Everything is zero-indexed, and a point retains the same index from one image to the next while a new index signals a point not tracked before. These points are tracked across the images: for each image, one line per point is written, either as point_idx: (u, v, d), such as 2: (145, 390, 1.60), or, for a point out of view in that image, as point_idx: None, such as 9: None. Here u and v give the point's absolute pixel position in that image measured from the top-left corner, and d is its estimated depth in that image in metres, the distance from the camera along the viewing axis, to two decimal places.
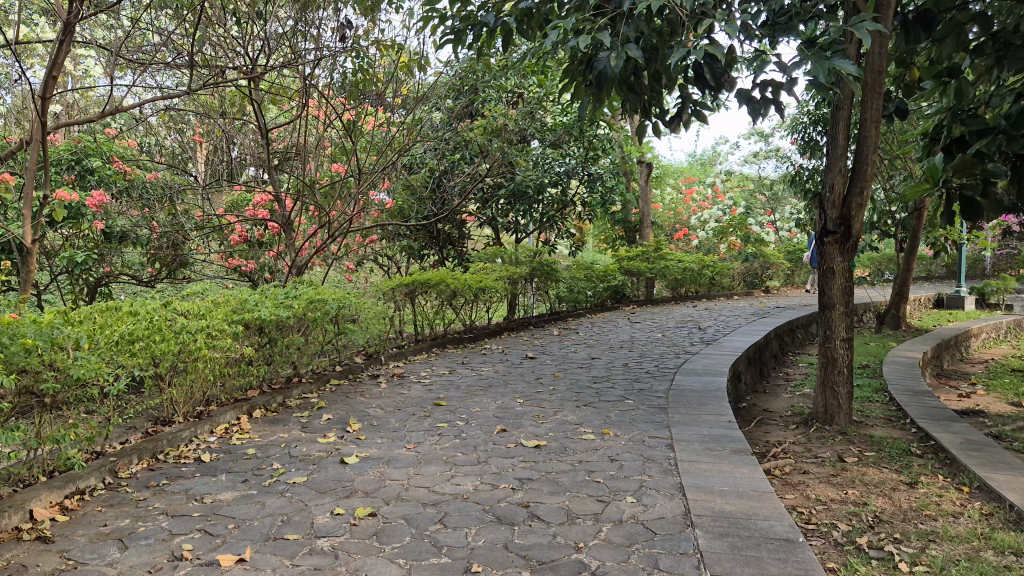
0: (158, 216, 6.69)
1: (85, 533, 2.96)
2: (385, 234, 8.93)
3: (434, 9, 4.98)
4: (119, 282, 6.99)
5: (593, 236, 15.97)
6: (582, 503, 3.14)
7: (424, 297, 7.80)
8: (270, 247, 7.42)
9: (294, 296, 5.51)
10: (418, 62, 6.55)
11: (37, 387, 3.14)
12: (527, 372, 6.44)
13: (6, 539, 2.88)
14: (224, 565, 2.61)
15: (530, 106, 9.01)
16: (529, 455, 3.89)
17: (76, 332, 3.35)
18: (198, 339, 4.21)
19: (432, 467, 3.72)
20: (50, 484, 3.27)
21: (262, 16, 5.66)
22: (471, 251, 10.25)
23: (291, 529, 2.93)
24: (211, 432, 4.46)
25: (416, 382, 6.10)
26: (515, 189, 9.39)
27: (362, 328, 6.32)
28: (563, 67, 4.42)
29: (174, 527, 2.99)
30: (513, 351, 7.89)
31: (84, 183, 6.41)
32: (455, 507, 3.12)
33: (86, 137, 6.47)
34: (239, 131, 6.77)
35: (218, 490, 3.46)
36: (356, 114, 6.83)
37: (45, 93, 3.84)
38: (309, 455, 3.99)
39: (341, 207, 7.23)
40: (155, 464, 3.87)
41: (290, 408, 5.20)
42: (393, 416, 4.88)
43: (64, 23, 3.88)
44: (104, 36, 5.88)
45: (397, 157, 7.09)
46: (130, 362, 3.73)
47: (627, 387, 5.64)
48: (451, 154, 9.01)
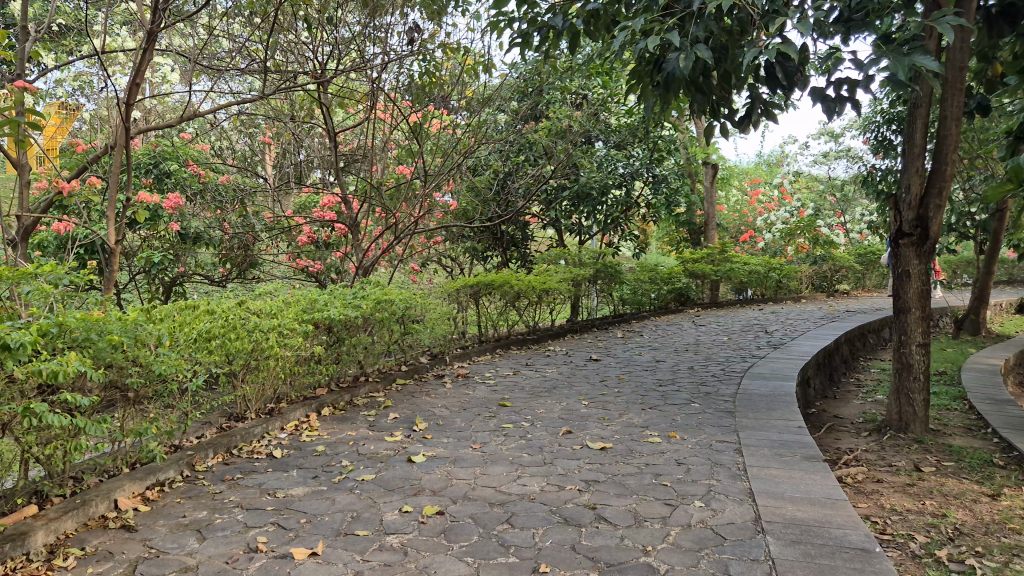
0: (230, 217, 6.89)
1: (166, 523, 3.07)
2: (450, 237, 9.04)
3: (502, 14, 5.01)
4: (193, 281, 7.18)
5: (657, 238, 15.85)
6: (649, 506, 3.12)
7: (488, 298, 7.86)
8: (337, 248, 7.51)
9: (362, 296, 5.62)
10: (484, 65, 6.58)
11: (122, 381, 3.28)
12: (592, 374, 6.43)
13: (93, 527, 3.01)
14: (298, 558, 2.67)
15: (596, 108, 9.00)
16: (594, 457, 3.88)
17: (158, 329, 3.48)
18: (271, 337, 4.30)
19: (498, 467, 3.74)
20: (132, 475, 3.40)
21: (332, 22, 5.79)
22: (534, 253, 10.28)
23: (361, 525, 2.98)
24: (282, 429, 4.57)
25: (480, 383, 6.15)
26: (580, 191, 9.38)
27: (428, 328, 6.40)
28: (631, 69, 4.39)
29: (249, 520, 3.07)
30: (577, 352, 7.89)
31: (161, 186, 6.69)
32: (522, 507, 3.13)
33: (163, 143, 6.71)
34: (306, 134, 6.94)
35: (290, 484, 3.55)
36: (423, 116, 6.90)
37: (128, 100, 3.99)
38: (376, 453, 4.06)
39: (407, 209, 7.35)
40: (229, 459, 3.99)
41: (357, 407, 5.29)
42: (459, 416, 4.92)
43: (147, 32, 4.01)
44: (182, 43, 6.08)
45: (463, 159, 7.14)
46: (207, 359, 3.86)
47: (692, 391, 5.58)
48: (515, 156, 9.05)
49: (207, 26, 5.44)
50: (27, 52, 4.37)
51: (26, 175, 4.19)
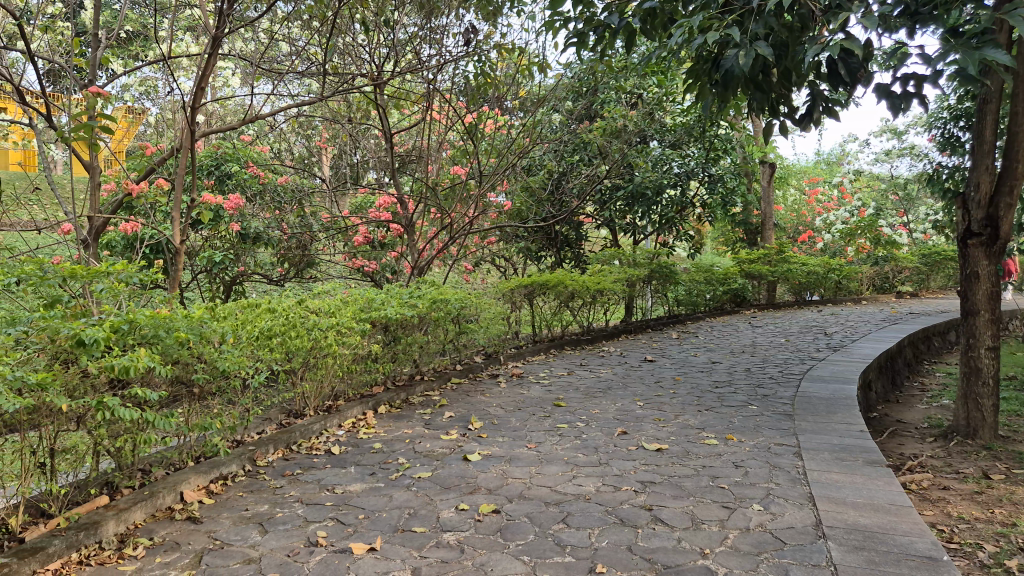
0: (288, 217, 7.04)
1: (229, 515, 3.15)
2: (504, 237, 9.07)
3: (558, 15, 5.01)
4: (252, 281, 7.33)
5: (712, 238, 15.67)
6: (706, 508, 3.09)
7: (542, 298, 7.88)
8: (392, 249, 7.54)
9: (418, 296, 5.67)
10: (539, 65, 6.58)
11: (188, 377, 3.38)
12: (647, 375, 6.39)
13: (161, 518, 3.11)
14: (357, 553, 2.72)
15: (651, 107, 8.94)
16: (650, 458, 3.86)
17: (222, 327, 3.57)
18: (330, 336, 4.36)
19: (553, 467, 3.75)
20: (197, 469, 3.50)
21: (388, 24, 5.84)
22: (588, 253, 10.26)
23: (418, 522, 3.02)
24: (339, 426, 4.65)
25: (535, 383, 6.16)
26: (634, 190, 9.32)
27: (482, 328, 6.44)
28: (688, 68, 4.34)
29: (309, 515, 3.13)
30: (632, 353, 7.85)
31: (223, 187, 6.90)
32: (578, 507, 3.13)
33: (225, 143, 6.94)
34: (363, 135, 7.04)
35: (348, 481, 3.60)
36: (478, 117, 6.94)
37: (194, 104, 4.09)
38: (433, 451, 4.10)
39: (462, 209, 7.40)
40: (289, 454, 4.07)
41: (413, 405, 5.35)
42: (513, 415, 4.94)
43: (212, 37, 4.11)
44: (244, 47, 6.22)
45: (517, 159, 7.16)
46: (269, 357, 3.95)
47: (749, 393, 5.50)
48: (569, 156, 9.04)
49: (266, 31, 5.55)
50: (98, 58, 4.53)
51: (98, 177, 4.33)
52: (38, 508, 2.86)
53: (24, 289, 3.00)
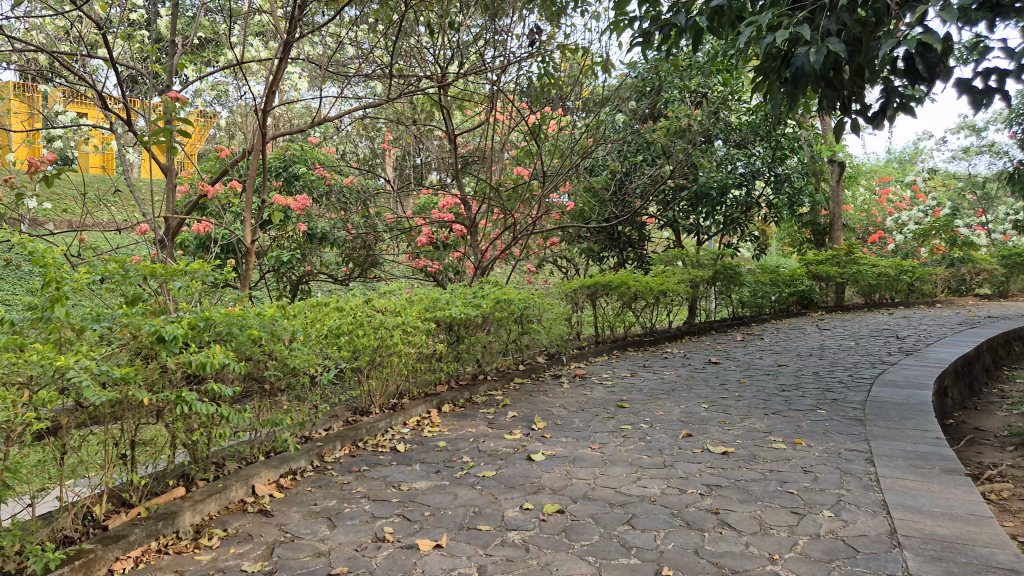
0: (353, 218, 7.17)
1: (299, 509, 3.22)
2: (567, 237, 9.06)
3: (624, 14, 4.98)
4: (318, 280, 7.48)
5: (779, 239, 15.37)
6: (775, 513, 3.04)
7: (605, 299, 7.85)
8: (455, 249, 7.57)
9: (482, 296, 5.71)
10: (603, 65, 6.55)
11: (260, 373, 3.48)
12: (712, 377, 6.31)
13: (234, 510, 3.20)
14: (423, 549, 2.75)
15: (716, 106, 8.82)
16: (716, 462, 3.81)
17: (293, 325, 3.65)
18: (396, 335, 4.42)
19: (618, 468, 3.73)
20: (268, 463, 3.59)
21: (453, 26, 5.89)
22: (651, 254, 10.17)
23: (483, 521, 3.04)
24: (404, 424, 4.71)
25: (597, 384, 6.14)
26: (699, 190, 9.20)
27: (545, 329, 6.44)
28: (756, 66, 4.27)
29: (376, 510, 3.18)
30: (696, 354, 7.76)
31: (291, 188, 7.05)
32: (643, 509, 3.11)
33: (293, 145, 7.07)
34: (427, 137, 7.12)
35: (414, 478, 3.64)
36: (541, 117, 6.95)
37: (266, 107, 4.20)
38: (497, 450, 4.12)
39: (524, 210, 7.42)
40: (355, 451, 4.14)
41: (476, 404, 5.39)
42: (577, 416, 4.93)
43: (284, 41, 4.20)
44: (312, 52, 6.35)
45: (580, 160, 7.15)
46: (336, 355, 4.03)
47: (818, 397, 5.39)
48: (632, 157, 8.98)
49: (334, 35, 5.66)
50: (175, 64, 4.68)
51: (174, 179, 4.47)
52: (119, 497, 2.97)
53: (107, 287, 3.12)
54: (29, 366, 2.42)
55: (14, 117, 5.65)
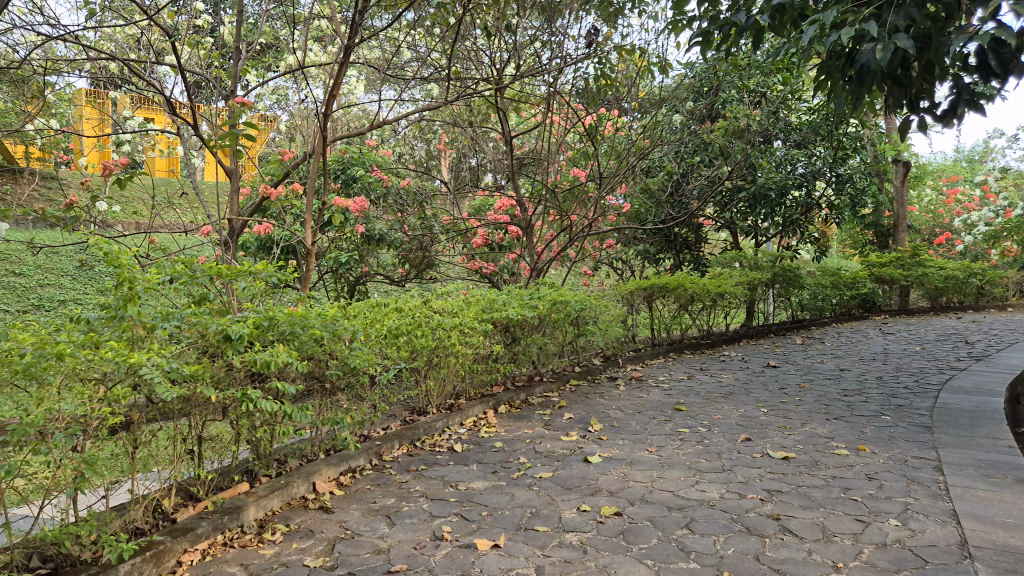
0: (410, 219, 7.23)
1: (358, 507, 3.27)
2: (622, 238, 9.01)
3: (683, 13, 4.94)
4: (375, 281, 7.57)
5: (840, 241, 15.05)
6: (839, 520, 2.98)
7: (661, 301, 7.80)
8: (510, 251, 7.61)
9: (539, 296, 5.72)
10: (660, 66, 6.48)
11: (322, 372, 3.54)
12: (771, 381, 6.21)
13: (296, 506, 3.27)
14: (481, 549, 2.77)
15: (775, 105, 8.68)
16: (776, 467, 3.75)
17: (353, 324, 3.70)
18: (454, 336, 4.44)
19: (676, 471, 3.70)
20: (328, 460, 3.65)
21: (509, 29, 5.92)
22: (708, 256, 10.06)
23: (541, 522, 3.04)
24: (461, 424, 4.74)
25: (653, 386, 6.09)
26: (757, 191, 9.06)
27: (601, 330, 6.43)
28: (819, 64, 4.19)
29: (434, 510, 3.21)
30: (754, 358, 7.65)
31: (349, 190, 7.16)
32: (702, 513, 3.08)
33: (351, 148, 7.13)
34: (483, 139, 7.16)
35: (471, 478, 3.67)
36: (598, 118, 6.93)
37: (327, 109, 4.26)
38: (553, 451, 4.12)
39: (581, 211, 7.40)
40: (413, 450, 4.18)
41: (532, 405, 5.40)
42: (634, 418, 4.91)
43: (345, 44, 4.25)
44: (372, 57, 6.44)
45: (637, 161, 7.09)
46: (396, 355, 4.08)
47: (883, 402, 5.26)
48: (689, 157, 8.89)
49: (393, 39, 5.73)
50: (239, 70, 4.79)
51: (237, 182, 4.56)
52: (187, 490, 3.06)
53: (175, 287, 3.21)
54: (104, 362, 2.50)
55: (89, 122, 6.17)
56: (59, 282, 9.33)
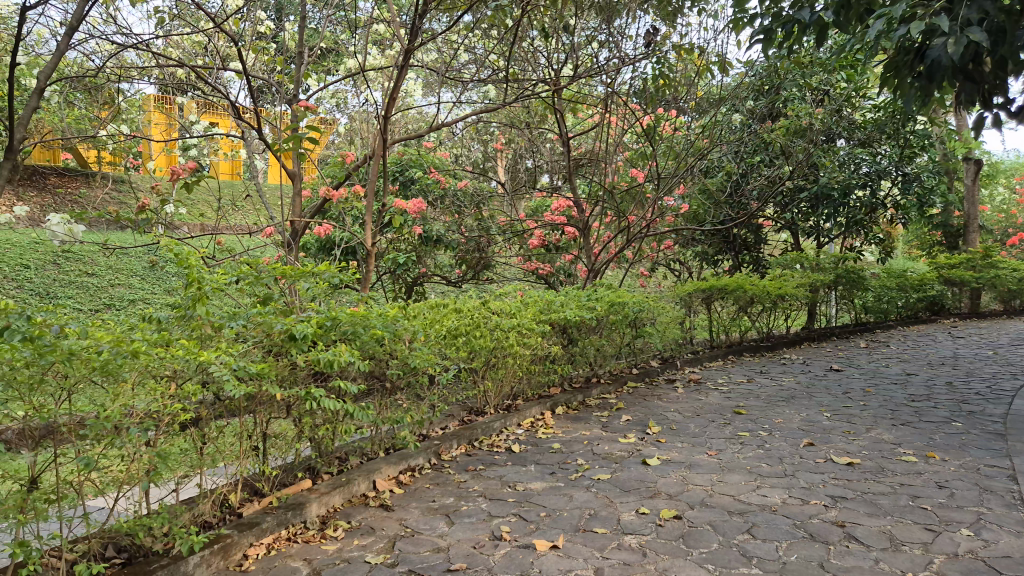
0: (467, 220, 7.26)
1: (418, 506, 3.31)
2: (681, 240, 8.91)
3: (744, 11, 4.86)
4: (432, 282, 7.63)
5: (907, 241, 14.64)
6: (907, 529, 2.90)
7: (720, 303, 7.69)
8: (567, 252, 7.62)
9: (596, 298, 5.69)
10: (719, 65, 6.39)
11: (383, 372, 3.60)
12: (835, 385, 6.07)
13: (357, 503, 3.33)
14: (540, 549, 2.77)
15: (838, 104, 8.48)
16: (841, 473, 3.67)
17: (413, 325, 3.74)
18: (512, 337, 4.46)
19: (736, 475, 3.65)
20: (388, 459, 3.71)
21: (567, 30, 5.91)
22: (768, 257, 9.89)
23: (599, 523, 3.03)
24: (519, 425, 4.76)
25: (712, 389, 6.01)
26: (819, 191, 8.89)
27: (659, 332, 6.37)
28: (886, 61, 4.11)
29: (493, 510, 3.23)
30: (816, 361, 7.48)
31: (408, 191, 7.23)
32: (763, 518, 3.03)
33: (409, 150, 7.25)
34: (540, 140, 7.17)
35: (529, 479, 3.68)
36: (655, 118, 6.87)
37: (387, 112, 4.30)
38: (611, 453, 4.11)
39: (638, 212, 7.35)
40: (472, 450, 4.22)
41: (589, 407, 5.39)
42: (692, 421, 4.86)
43: (405, 48, 4.29)
44: (430, 60, 6.50)
45: (696, 161, 7.00)
46: (454, 355, 4.11)
47: (953, 408, 5.10)
48: (749, 157, 8.75)
49: (452, 42, 5.77)
50: (302, 74, 4.88)
51: (300, 184, 4.64)
52: (253, 486, 3.14)
53: (242, 287, 3.28)
54: (175, 360, 2.57)
55: (157, 128, 6.30)
56: (129, 282, 9.63)
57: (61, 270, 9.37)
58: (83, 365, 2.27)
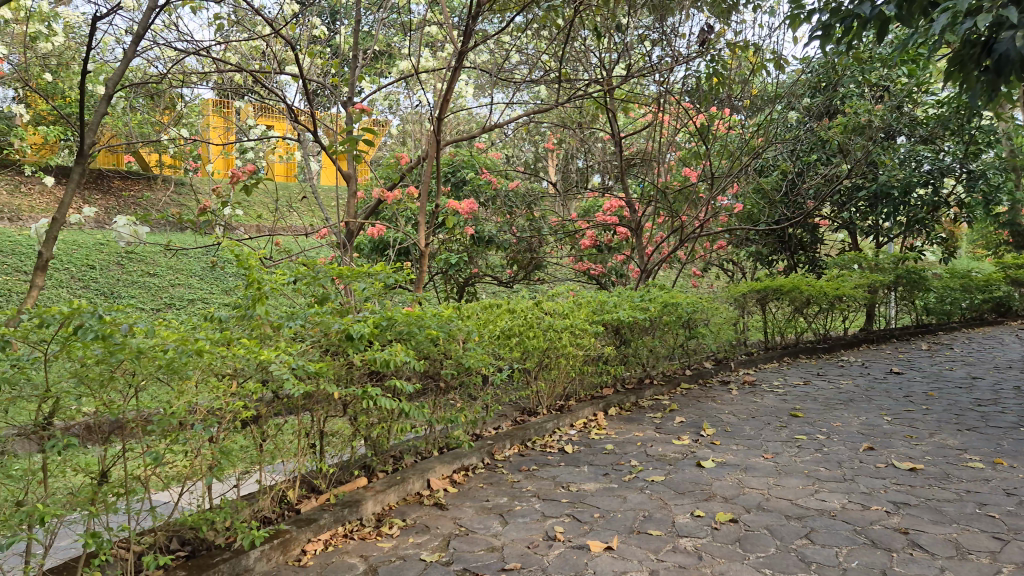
0: (519, 221, 7.27)
1: (472, 505, 3.33)
2: (735, 240, 8.80)
3: (802, 7, 4.76)
4: (484, 282, 7.66)
5: (971, 240, 14.21)
6: (974, 537, 2.82)
7: (776, 304, 7.57)
8: (619, 252, 7.58)
9: (649, 298, 5.65)
10: (775, 62, 6.28)
11: (437, 372, 3.63)
12: (895, 389, 5.93)
13: (411, 501, 3.36)
14: (594, 550, 2.77)
15: (899, 100, 8.27)
16: (903, 478, 3.58)
17: (468, 325, 3.76)
18: (565, 337, 4.46)
19: (794, 479, 3.59)
20: (442, 458, 3.74)
21: (620, 30, 5.88)
22: (826, 258, 9.70)
23: (653, 525, 3.02)
24: (571, 425, 4.76)
25: (768, 391, 5.92)
26: (879, 190, 8.68)
27: (713, 333, 6.30)
28: (950, 56, 3.99)
29: (547, 510, 3.23)
30: (875, 364, 7.32)
31: (459, 192, 7.27)
32: (822, 524, 2.98)
33: (462, 151, 7.28)
34: (591, 140, 7.15)
35: (583, 479, 3.68)
36: (709, 117, 6.79)
37: (442, 112, 4.33)
38: (665, 455, 4.08)
39: (691, 212, 7.28)
40: (524, 450, 4.23)
41: (642, 408, 5.36)
42: (747, 423, 4.80)
43: (459, 51, 4.30)
44: (482, 62, 6.52)
45: (751, 160, 6.90)
46: (508, 355, 4.13)
47: (1021, 414, 4.93)
48: (806, 155, 8.60)
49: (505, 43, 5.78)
50: (356, 78, 4.94)
51: (354, 186, 4.70)
52: (310, 483, 3.20)
53: (299, 287, 3.33)
54: (237, 358, 2.61)
55: (215, 131, 6.45)
56: (188, 282, 9.86)
57: (124, 270, 9.64)
58: (149, 362, 2.32)
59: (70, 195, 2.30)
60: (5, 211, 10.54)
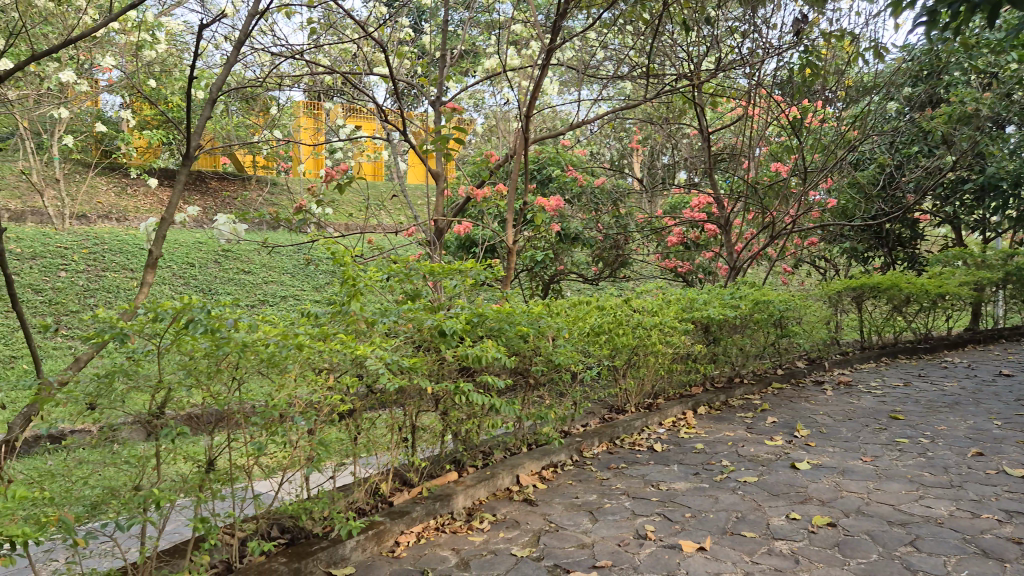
0: (604, 217, 7.23)
1: (562, 501, 3.33)
2: (828, 236, 8.53)
3: None
4: (569, 280, 7.55)
5: None
6: None
7: (873, 302, 7.31)
8: (707, 249, 7.45)
9: (740, 296, 5.52)
10: (873, 52, 6.04)
11: (526, 368, 3.64)
12: (1005, 391, 5.64)
13: (500, 496, 3.39)
14: (687, 550, 2.73)
15: (1009, 87, 7.83)
16: (1015, 486, 3.40)
17: (557, 322, 3.76)
18: (655, 335, 4.41)
19: (895, 483, 3.46)
20: (530, 454, 3.76)
21: (709, 22, 5.75)
22: (926, 254, 9.32)
23: (747, 527, 2.95)
24: (660, 424, 4.71)
25: (865, 392, 5.72)
26: (985, 182, 8.26)
27: (806, 332, 6.12)
28: None
29: (637, 508, 3.21)
30: (982, 365, 6.98)
31: (545, 189, 7.16)
32: (928, 531, 2.86)
33: (547, 148, 7.21)
34: (678, 135, 7.04)
35: (672, 479, 3.63)
36: (801, 110, 6.58)
37: (530, 109, 4.31)
38: (758, 455, 3.98)
39: (783, 207, 7.09)
40: (613, 448, 4.21)
41: (732, 407, 5.26)
42: (844, 425, 4.65)
43: (547, 48, 4.27)
44: (568, 58, 6.49)
45: (846, 153, 6.67)
46: (597, 352, 4.11)
47: None
48: (905, 148, 8.26)
49: (591, 40, 5.74)
50: (444, 78, 4.98)
51: (443, 183, 4.76)
52: (402, 476, 3.25)
53: (391, 284, 3.38)
54: (334, 353, 2.67)
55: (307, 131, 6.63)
56: (282, 279, 10.17)
57: (222, 268, 10.02)
58: (252, 355, 2.40)
59: (177, 194, 2.36)
60: (114, 212, 11.11)
